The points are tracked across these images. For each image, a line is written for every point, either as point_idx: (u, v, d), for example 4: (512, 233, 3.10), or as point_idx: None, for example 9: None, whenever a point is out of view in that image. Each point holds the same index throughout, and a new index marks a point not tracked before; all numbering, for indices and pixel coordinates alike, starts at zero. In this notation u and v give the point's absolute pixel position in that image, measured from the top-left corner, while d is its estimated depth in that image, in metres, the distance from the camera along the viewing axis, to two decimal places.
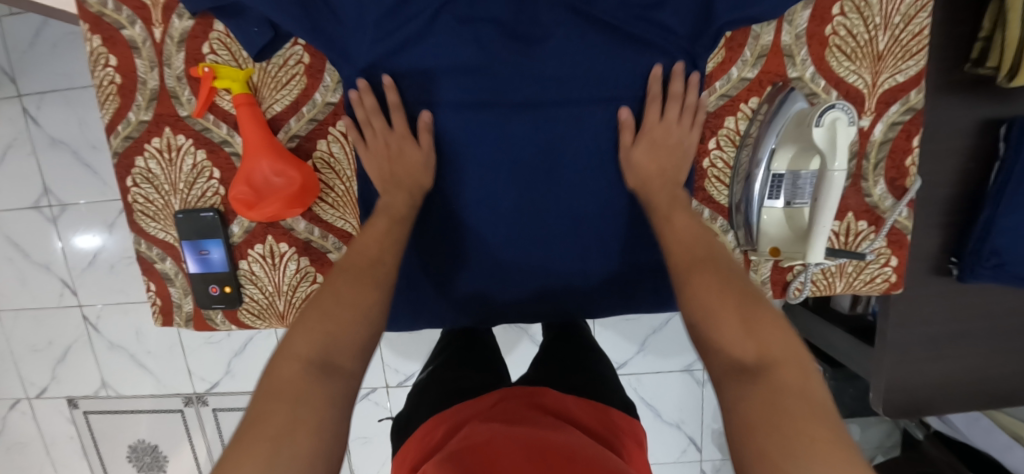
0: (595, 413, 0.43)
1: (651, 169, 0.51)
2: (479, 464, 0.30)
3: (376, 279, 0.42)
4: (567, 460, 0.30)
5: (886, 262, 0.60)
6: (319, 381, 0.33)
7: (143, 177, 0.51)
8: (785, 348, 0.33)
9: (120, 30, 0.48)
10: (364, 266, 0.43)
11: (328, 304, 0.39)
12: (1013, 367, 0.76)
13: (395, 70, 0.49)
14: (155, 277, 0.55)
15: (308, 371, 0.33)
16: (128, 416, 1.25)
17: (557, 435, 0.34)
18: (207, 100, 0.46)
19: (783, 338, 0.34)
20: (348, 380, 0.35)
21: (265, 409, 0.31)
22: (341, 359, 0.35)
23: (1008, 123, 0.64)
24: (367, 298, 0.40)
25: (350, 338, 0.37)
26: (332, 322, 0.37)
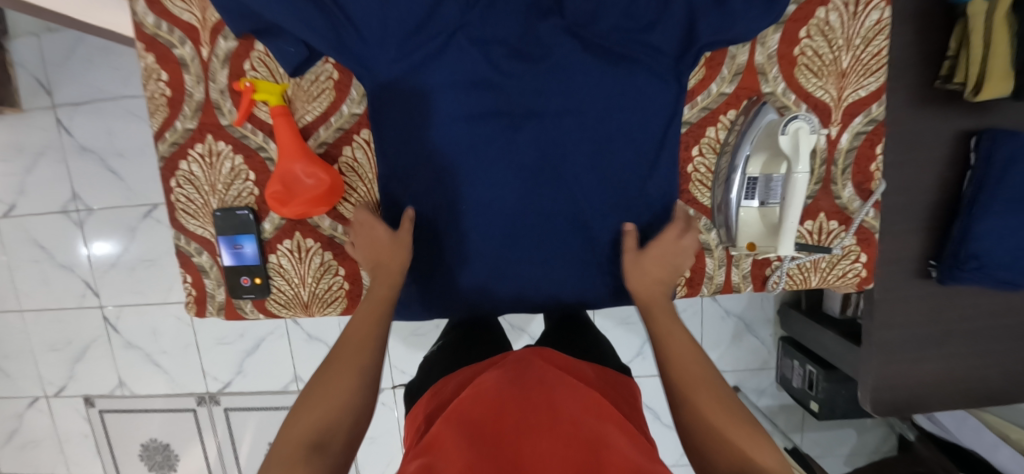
0: (597, 372, 0.46)
1: (646, 245, 0.55)
2: (488, 432, 0.33)
3: (364, 361, 0.46)
4: (573, 428, 0.33)
5: (857, 259, 0.65)
6: (314, 459, 0.37)
7: (185, 179, 0.57)
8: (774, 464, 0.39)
9: (172, 49, 0.54)
10: (352, 349, 0.47)
11: (319, 389, 0.43)
12: (1001, 369, 0.77)
13: (411, 84, 0.55)
14: (191, 270, 0.60)
15: (303, 452, 0.37)
16: (142, 415, 1.28)
17: (565, 394, 0.36)
18: (247, 111, 0.53)
19: (771, 450, 0.40)
20: (340, 458, 0.39)
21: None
22: (332, 438, 0.40)
23: (978, 135, 0.69)
24: (352, 381, 0.44)
25: (338, 416, 0.41)
26: (323, 414, 0.41)
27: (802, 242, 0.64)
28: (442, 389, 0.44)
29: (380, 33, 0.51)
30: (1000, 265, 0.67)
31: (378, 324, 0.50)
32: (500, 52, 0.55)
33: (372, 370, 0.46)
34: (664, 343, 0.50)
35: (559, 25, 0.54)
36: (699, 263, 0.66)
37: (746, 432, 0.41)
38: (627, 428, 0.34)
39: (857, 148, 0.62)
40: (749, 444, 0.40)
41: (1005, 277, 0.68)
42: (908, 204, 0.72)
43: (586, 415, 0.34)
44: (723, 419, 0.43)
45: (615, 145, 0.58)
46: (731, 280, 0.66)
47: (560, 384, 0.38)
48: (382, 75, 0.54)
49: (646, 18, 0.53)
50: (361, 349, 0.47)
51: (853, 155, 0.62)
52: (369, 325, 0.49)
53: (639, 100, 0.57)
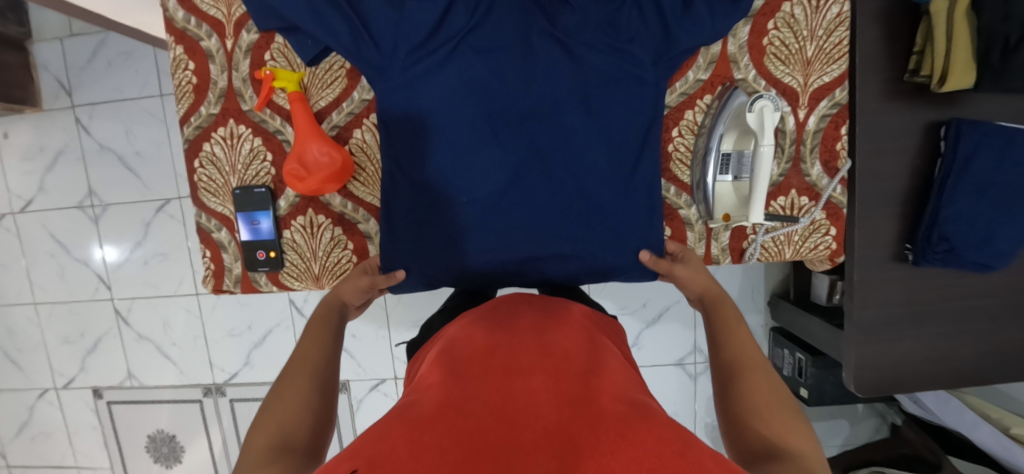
0: (586, 317, 0.49)
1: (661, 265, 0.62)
2: (478, 372, 0.34)
3: (315, 373, 0.46)
4: (565, 373, 0.34)
5: (826, 232, 0.73)
6: (281, 459, 0.35)
7: (208, 160, 0.63)
8: (813, 454, 0.36)
9: (199, 42, 0.60)
10: (300, 363, 0.47)
11: (280, 399, 0.42)
12: (975, 348, 0.80)
13: (408, 75, 0.58)
14: (211, 245, 0.65)
15: (268, 455, 0.35)
16: (150, 407, 1.31)
17: (557, 348, 0.38)
18: (267, 97, 0.58)
19: (810, 439, 0.37)
20: (306, 454, 0.37)
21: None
22: (296, 439, 0.38)
23: (946, 124, 0.71)
24: (307, 387, 0.43)
25: (298, 421, 0.39)
26: (283, 420, 0.39)
27: (774, 215, 0.73)
28: (439, 335, 0.47)
29: (392, 45, 0.56)
30: (969, 246, 0.71)
31: (324, 340, 0.51)
32: (496, 61, 0.60)
33: (328, 383, 0.45)
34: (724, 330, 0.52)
35: (548, 34, 0.60)
36: (681, 237, 0.72)
37: (783, 418, 0.39)
38: (616, 366, 0.38)
39: (824, 129, 0.71)
40: (781, 429, 0.38)
41: (973, 258, 0.72)
42: (882, 193, 0.73)
43: (580, 363, 0.36)
44: (765, 399, 0.41)
45: (598, 139, 0.61)
46: (711, 253, 0.73)
47: (551, 331, 0.41)
48: (392, 80, 0.58)
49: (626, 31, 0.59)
50: (314, 365, 0.47)
51: (821, 135, 0.71)
52: (320, 342, 0.50)
53: (622, 99, 0.61)
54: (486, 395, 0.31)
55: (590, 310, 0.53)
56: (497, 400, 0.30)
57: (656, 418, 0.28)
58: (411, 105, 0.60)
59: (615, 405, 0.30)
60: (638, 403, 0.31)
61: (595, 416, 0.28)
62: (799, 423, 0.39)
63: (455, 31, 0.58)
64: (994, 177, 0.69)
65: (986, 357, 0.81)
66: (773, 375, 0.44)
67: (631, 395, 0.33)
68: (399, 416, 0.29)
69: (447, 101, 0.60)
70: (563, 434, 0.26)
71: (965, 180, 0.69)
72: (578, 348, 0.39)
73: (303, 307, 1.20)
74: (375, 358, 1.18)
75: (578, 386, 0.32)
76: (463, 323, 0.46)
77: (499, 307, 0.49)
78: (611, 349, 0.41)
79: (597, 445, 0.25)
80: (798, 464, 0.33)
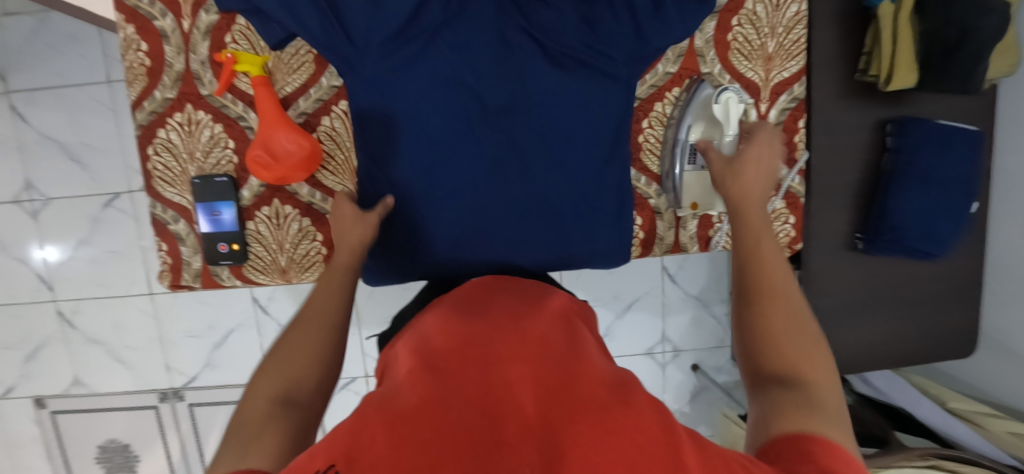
0: (561, 301, 0.50)
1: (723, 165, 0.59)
2: (456, 361, 0.34)
3: (326, 322, 0.46)
4: (544, 357, 0.34)
5: (786, 221, 0.77)
6: (284, 416, 0.35)
7: (163, 147, 0.59)
8: (831, 383, 0.37)
9: (153, 21, 0.57)
10: (313, 313, 0.47)
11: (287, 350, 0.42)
12: (918, 329, 0.87)
13: (381, 66, 0.56)
14: (167, 238, 0.62)
15: (270, 409, 0.35)
16: (100, 415, 1.23)
17: (535, 334, 0.38)
18: (227, 82, 0.56)
19: (827, 368, 0.38)
20: (310, 408, 0.37)
21: (233, 449, 0.30)
22: (301, 395, 0.38)
23: (892, 122, 0.76)
24: (313, 342, 0.43)
25: (303, 374, 0.40)
26: (290, 371, 0.40)
27: None
28: (414, 325, 0.47)
29: (365, 37, 0.54)
30: (915, 236, 0.76)
31: (335, 290, 0.51)
32: (473, 55, 0.59)
33: (338, 330, 0.46)
34: (749, 249, 0.50)
35: (523, 28, 0.59)
36: (651, 226, 0.74)
37: (802, 349, 0.40)
38: (594, 353, 0.38)
39: (783, 122, 0.74)
40: (798, 357, 0.39)
41: (918, 247, 0.77)
42: (835, 185, 0.78)
43: (558, 348, 0.36)
44: (787, 335, 0.41)
45: (572, 131, 0.62)
46: (680, 241, 0.75)
47: (527, 318, 0.41)
48: (363, 72, 0.56)
49: (599, 29, 0.58)
50: (325, 311, 0.47)
51: (781, 128, 0.74)
52: (333, 296, 0.49)
53: (596, 97, 0.61)
54: (465, 385, 0.30)
55: (572, 299, 0.53)
56: (476, 389, 0.30)
57: (634, 400, 0.29)
58: (383, 93, 0.58)
59: (596, 389, 0.30)
60: (616, 386, 0.32)
61: (576, 401, 0.28)
62: (821, 357, 0.39)
63: (430, 21, 0.57)
64: (936, 172, 0.74)
65: (927, 339, 0.88)
66: (794, 300, 0.45)
67: (610, 379, 0.33)
68: (374, 410, 0.28)
69: (420, 91, 0.59)
70: (544, 421, 0.26)
71: (913, 174, 0.74)
72: (555, 333, 0.39)
73: (267, 305, 1.16)
74: (345, 356, 1.15)
75: (558, 373, 0.32)
76: (438, 313, 0.46)
77: (477, 295, 0.49)
78: (587, 337, 0.42)
79: (578, 428, 0.25)
80: (806, 394, 0.34)
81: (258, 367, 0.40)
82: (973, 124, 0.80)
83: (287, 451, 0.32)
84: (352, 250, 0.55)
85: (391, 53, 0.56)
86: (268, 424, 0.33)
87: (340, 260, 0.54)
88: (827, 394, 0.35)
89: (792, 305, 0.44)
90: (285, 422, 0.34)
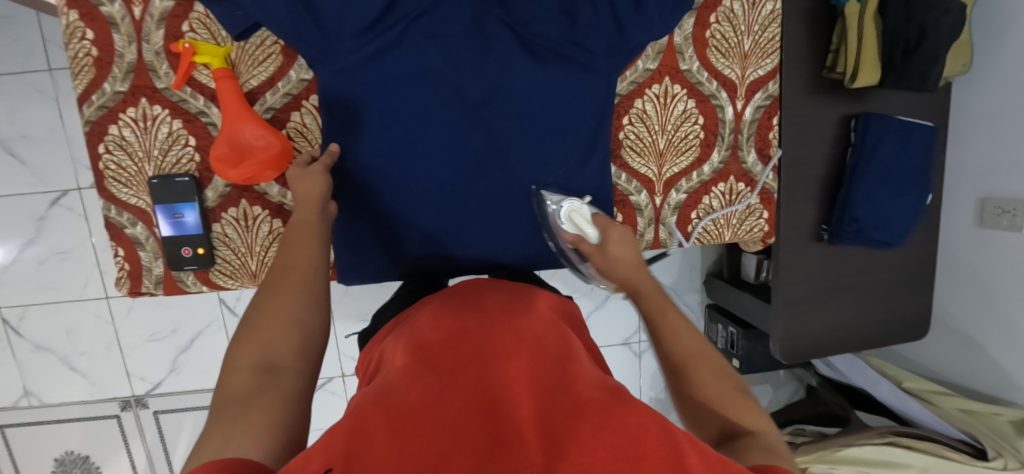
0: (549, 300, 0.49)
1: (623, 243, 0.55)
2: (453, 359, 0.32)
3: (304, 281, 0.43)
4: (542, 355, 0.33)
5: (760, 216, 0.79)
6: (272, 384, 0.32)
7: (115, 144, 0.55)
8: (768, 428, 0.37)
9: (100, 7, 0.52)
10: (283, 273, 0.43)
11: (265, 314, 0.38)
12: (878, 315, 0.92)
13: (354, 62, 0.54)
14: (124, 243, 0.58)
15: (254, 378, 0.32)
16: (54, 427, 1.16)
17: (531, 331, 0.37)
18: (186, 74, 0.52)
19: (762, 416, 0.39)
20: (298, 373, 0.34)
21: (216, 429, 0.28)
22: (282, 358, 0.35)
23: (856, 117, 0.79)
24: (290, 303, 0.40)
25: (284, 339, 0.36)
26: (269, 335, 0.36)
27: (716, 201, 0.77)
28: (403, 321, 0.45)
29: (337, 30, 0.51)
30: (874, 227, 0.80)
31: (307, 244, 0.46)
32: (451, 47, 0.57)
33: (318, 288, 0.43)
34: (656, 318, 0.47)
35: (502, 20, 0.58)
36: (631, 222, 0.75)
37: (736, 399, 0.40)
38: (586, 352, 0.38)
39: (757, 120, 0.76)
40: (736, 409, 0.39)
41: (878, 238, 0.81)
42: (803, 177, 0.81)
43: (554, 345, 0.35)
44: (716, 388, 0.40)
45: (552, 127, 0.61)
46: (659, 238, 0.76)
47: (521, 314, 0.40)
48: (335, 65, 0.54)
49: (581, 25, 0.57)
50: (303, 272, 0.43)
51: (755, 125, 0.76)
52: (306, 249, 0.46)
53: (576, 91, 0.61)
54: (461, 383, 0.29)
55: (556, 297, 0.52)
56: (476, 389, 0.28)
57: (631, 398, 0.28)
58: (359, 90, 0.56)
59: (596, 388, 0.30)
60: (613, 387, 0.31)
61: (579, 396, 0.27)
62: (751, 405, 0.39)
63: (405, 13, 0.54)
64: (894, 166, 0.78)
65: (885, 324, 0.93)
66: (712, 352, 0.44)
67: (605, 380, 0.32)
68: (367, 408, 0.26)
69: (397, 88, 0.57)
70: (543, 421, 0.25)
71: (873, 168, 0.77)
72: (549, 330, 0.38)
73: (235, 306, 1.11)
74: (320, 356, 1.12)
75: (555, 370, 0.31)
76: (428, 309, 0.44)
77: (465, 292, 0.47)
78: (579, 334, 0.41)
79: (579, 425, 0.24)
80: (758, 439, 0.35)
81: (234, 337, 0.37)
82: (928, 120, 0.84)
83: (282, 424, 0.29)
84: (312, 205, 0.50)
85: (365, 47, 0.53)
86: (254, 398, 0.30)
87: (301, 217, 0.49)
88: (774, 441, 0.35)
89: (707, 353, 0.44)
90: (274, 393, 0.31)
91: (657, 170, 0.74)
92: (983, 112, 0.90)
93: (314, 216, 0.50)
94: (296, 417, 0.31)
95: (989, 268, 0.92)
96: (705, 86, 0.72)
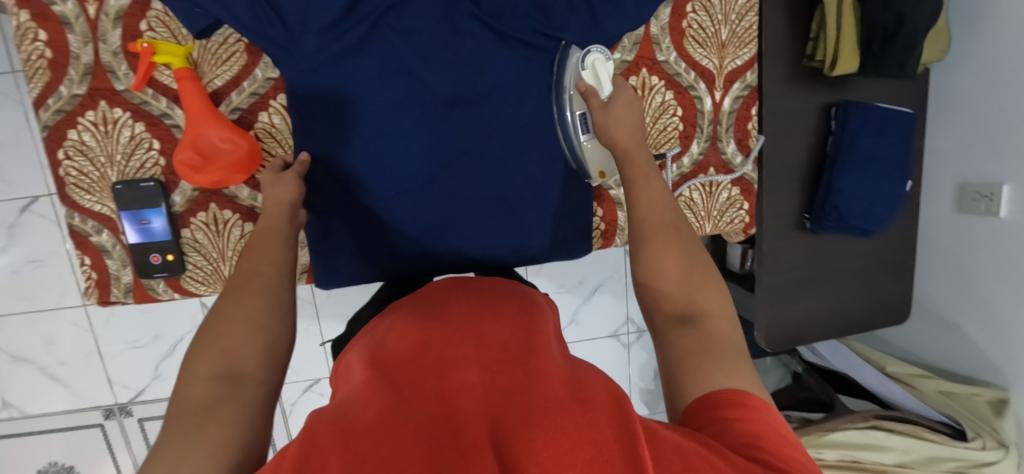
0: (524, 294, 0.48)
1: (631, 111, 0.55)
2: (416, 369, 0.31)
3: (269, 287, 0.41)
4: (507, 354, 0.32)
5: (740, 207, 0.79)
6: (235, 394, 0.31)
7: (75, 150, 0.53)
8: (722, 310, 0.39)
9: (51, 6, 0.50)
10: (246, 278, 0.42)
11: (225, 320, 0.37)
12: (859, 301, 0.93)
13: (321, 59, 0.52)
14: (90, 251, 0.56)
15: (215, 388, 0.31)
16: (37, 438, 1.14)
17: (498, 329, 0.36)
18: (146, 75, 0.50)
19: (719, 297, 0.40)
20: (259, 385, 0.33)
21: (171, 443, 0.26)
22: (246, 367, 0.34)
23: (837, 106, 0.79)
24: (254, 309, 0.38)
25: (246, 347, 0.35)
26: (231, 342, 0.35)
27: (697, 194, 0.77)
28: (373, 325, 0.44)
29: (302, 27, 0.49)
30: (855, 213, 0.80)
31: (273, 251, 0.45)
32: (422, 41, 0.56)
33: (283, 295, 0.42)
34: (638, 184, 0.49)
35: (471, 13, 0.56)
36: (612, 217, 0.74)
37: (696, 280, 0.41)
38: (558, 348, 0.37)
39: (736, 111, 0.75)
40: (694, 290, 0.41)
41: (859, 225, 0.82)
42: (783, 167, 0.81)
43: (521, 341, 0.35)
44: (678, 265, 0.42)
45: (527, 122, 0.61)
46: None
47: (490, 313, 0.40)
48: (303, 63, 0.52)
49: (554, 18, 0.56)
50: (269, 279, 0.42)
51: (734, 116, 0.76)
52: (271, 254, 0.45)
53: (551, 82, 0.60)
54: (421, 393, 0.28)
55: (533, 290, 0.52)
56: (437, 399, 0.27)
57: (595, 396, 0.27)
58: (328, 88, 0.54)
59: (560, 385, 0.29)
60: (581, 379, 0.30)
61: (539, 399, 0.27)
62: (710, 283, 0.41)
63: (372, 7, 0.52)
64: (872, 152, 0.79)
65: (866, 309, 0.94)
66: (684, 228, 0.46)
67: (573, 372, 0.32)
68: (321, 429, 0.24)
69: (368, 86, 0.55)
70: (502, 429, 0.24)
71: (853, 155, 0.78)
72: (518, 325, 0.38)
73: None
74: (307, 358, 1.10)
75: (517, 370, 0.30)
76: (400, 312, 0.44)
77: (434, 296, 0.46)
78: (551, 329, 0.40)
79: (535, 434, 0.23)
80: (704, 330, 0.36)
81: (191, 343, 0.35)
82: (907, 106, 0.85)
83: (240, 441, 0.28)
84: (277, 212, 0.50)
85: (332, 44, 0.52)
86: (213, 410, 0.29)
87: (266, 224, 0.48)
88: (721, 326, 0.37)
89: (677, 228, 0.46)
90: (236, 405, 0.30)
91: None
92: (962, 97, 0.90)
93: (282, 222, 0.49)
94: (256, 433, 0.30)
95: (968, 252, 0.93)
96: (683, 78, 0.72)
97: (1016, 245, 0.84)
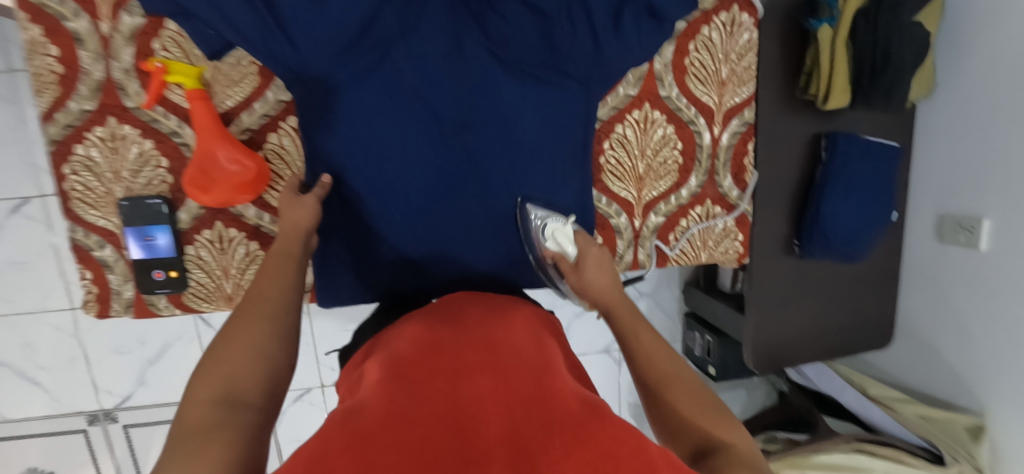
0: (530, 313, 0.49)
1: (603, 269, 0.56)
2: (424, 373, 0.31)
3: (276, 313, 0.42)
4: (516, 368, 0.32)
5: (735, 238, 0.82)
6: (232, 418, 0.31)
7: (81, 165, 0.53)
8: (745, 443, 0.35)
9: (62, 21, 0.49)
10: (255, 302, 0.43)
11: (229, 348, 0.37)
12: (845, 322, 0.96)
13: (331, 86, 0.53)
14: (90, 265, 0.56)
15: (214, 412, 0.31)
16: (16, 443, 1.11)
17: (506, 345, 0.36)
18: (158, 94, 0.50)
19: (740, 432, 0.36)
20: (257, 411, 0.33)
21: (167, 462, 0.26)
22: (247, 394, 0.34)
23: (826, 136, 0.82)
24: (259, 336, 0.39)
25: (248, 374, 0.35)
26: (234, 367, 0.35)
27: (693, 222, 0.79)
28: (381, 339, 0.45)
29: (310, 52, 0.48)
30: (843, 237, 0.82)
31: (283, 275, 0.46)
32: (430, 70, 0.56)
33: (289, 322, 0.42)
34: (630, 340, 0.47)
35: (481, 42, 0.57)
36: (610, 244, 0.76)
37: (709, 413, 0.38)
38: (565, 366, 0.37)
39: (733, 145, 0.78)
40: (711, 425, 0.37)
41: (847, 249, 0.83)
42: (775, 192, 0.83)
43: (530, 359, 0.35)
44: (690, 405, 0.39)
45: (533, 155, 0.62)
46: (638, 258, 0.78)
47: (499, 328, 0.40)
48: (315, 91, 0.53)
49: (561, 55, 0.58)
50: (277, 305, 0.43)
51: (731, 151, 0.78)
52: (281, 279, 0.46)
53: (557, 115, 0.61)
54: (430, 395, 0.28)
55: (538, 311, 0.53)
56: (448, 402, 0.27)
57: (605, 415, 0.28)
58: (338, 116, 0.55)
59: (570, 402, 0.29)
60: (589, 399, 0.31)
61: (552, 414, 0.27)
62: (727, 419, 0.38)
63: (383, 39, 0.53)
64: (860, 183, 0.81)
65: (851, 329, 0.97)
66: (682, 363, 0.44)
67: (582, 392, 0.32)
68: (332, 428, 0.24)
69: (377, 114, 0.56)
70: (518, 436, 0.24)
71: (840, 183, 0.80)
72: (526, 343, 0.38)
73: (208, 317, 1.08)
74: (299, 367, 1.10)
75: (527, 383, 0.30)
76: (410, 321, 0.44)
77: (445, 305, 0.47)
78: (557, 349, 0.41)
79: (551, 443, 0.23)
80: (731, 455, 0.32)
81: (196, 367, 0.35)
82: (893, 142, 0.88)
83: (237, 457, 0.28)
84: (284, 239, 0.51)
85: (343, 75, 0.53)
86: (210, 432, 0.29)
87: (280, 247, 0.50)
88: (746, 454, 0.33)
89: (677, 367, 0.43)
90: (233, 427, 0.30)
91: (637, 193, 0.75)
92: (946, 134, 0.94)
93: (294, 247, 0.50)
94: (252, 453, 0.30)
95: (948, 283, 0.97)
96: (684, 112, 0.74)
97: (993, 277, 0.88)
